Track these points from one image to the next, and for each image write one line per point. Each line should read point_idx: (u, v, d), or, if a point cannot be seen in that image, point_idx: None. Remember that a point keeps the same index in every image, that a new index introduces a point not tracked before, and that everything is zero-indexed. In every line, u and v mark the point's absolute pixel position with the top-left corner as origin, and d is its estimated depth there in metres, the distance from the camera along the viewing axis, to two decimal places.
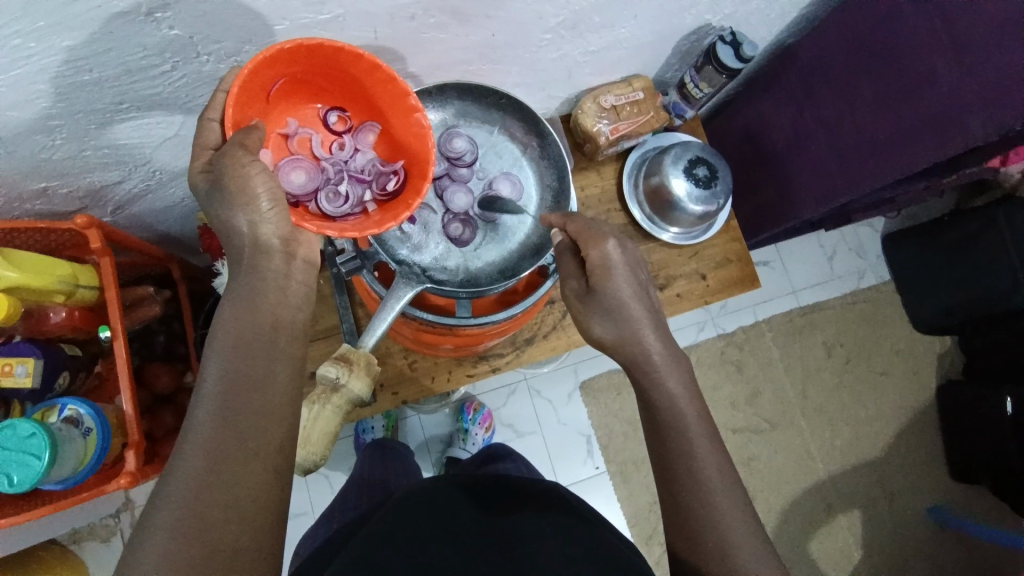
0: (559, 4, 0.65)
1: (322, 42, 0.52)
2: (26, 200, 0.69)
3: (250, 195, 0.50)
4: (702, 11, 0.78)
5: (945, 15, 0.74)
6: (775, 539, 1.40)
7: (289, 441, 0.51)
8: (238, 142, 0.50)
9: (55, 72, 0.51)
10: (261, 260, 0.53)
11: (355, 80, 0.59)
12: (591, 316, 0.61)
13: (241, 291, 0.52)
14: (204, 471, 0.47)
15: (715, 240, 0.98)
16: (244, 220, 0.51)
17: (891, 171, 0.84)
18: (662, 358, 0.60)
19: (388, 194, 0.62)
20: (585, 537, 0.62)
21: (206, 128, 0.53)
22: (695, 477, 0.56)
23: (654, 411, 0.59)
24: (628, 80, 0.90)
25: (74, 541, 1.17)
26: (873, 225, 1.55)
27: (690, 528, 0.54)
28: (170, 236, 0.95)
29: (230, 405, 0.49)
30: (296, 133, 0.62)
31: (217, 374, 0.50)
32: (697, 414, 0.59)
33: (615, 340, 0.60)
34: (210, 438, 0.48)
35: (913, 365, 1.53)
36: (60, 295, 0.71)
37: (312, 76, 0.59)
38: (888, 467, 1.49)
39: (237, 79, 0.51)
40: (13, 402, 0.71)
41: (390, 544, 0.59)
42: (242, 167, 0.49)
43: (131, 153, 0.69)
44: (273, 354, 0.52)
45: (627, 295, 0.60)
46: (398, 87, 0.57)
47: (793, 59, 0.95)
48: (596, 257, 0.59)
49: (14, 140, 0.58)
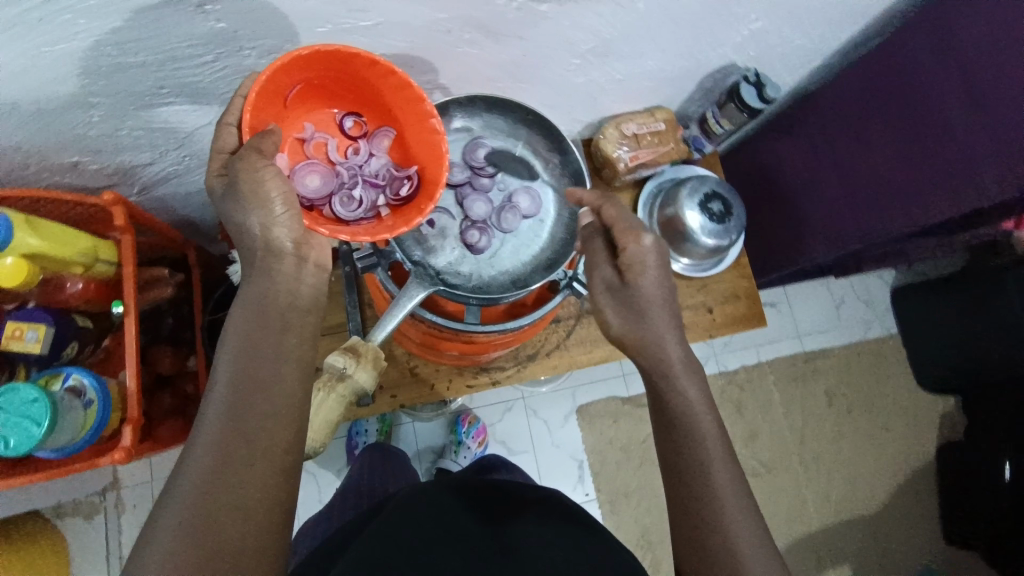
0: (590, 32, 0.67)
1: (339, 49, 0.54)
2: (57, 171, 0.71)
3: (264, 199, 0.52)
4: (728, 51, 0.80)
5: (965, 74, 0.76)
6: (787, 551, 1.40)
7: (296, 442, 0.52)
8: (254, 147, 0.52)
9: (102, 51, 0.53)
10: (273, 263, 0.54)
11: (372, 87, 0.61)
12: (616, 311, 0.62)
13: (250, 290, 0.54)
14: (213, 469, 0.47)
15: (726, 274, 0.98)
16: (257, 222, 0.53)
17: (904, 219, 0.85)
18: (681, 363, 0.60)
19: (401, 199, 0.64)
20: (585, 543, 0.62)
21: (224, 132, 0.54)
22: (707, 487, 0.55)
23: (668, 416, 0.59)
24: (651, 111, 0.92)
25: (56, 516, 1.16)
26: (882, 277, 1.56)
27: (700, 541, 0.53)
28: (190, 222, 0.97)
29: (239, 405, 0.50)
30: (312, 137, 0.65)
31: (228, 374, 0.51)
32: (712, 425, 0.58)
33: (636, 338, 0.61)
34: (218, 437, 0.49)
35: (915, 421, 1.51)
36: (79, 266, 0.72)
37: (329, 80, 0.61)
38: (883, 524, 1.46)
39: (256, 85, 0.53)
40: (18, 366, 0.73)
41: (390, 544, 0.59)
42: (255, 170, 0.51)
43: (164, 136, 0.71)
44: (284, 353, 0.53)
45: (656, 293, 0.61)
46: (412, 93, 0.58)
47: (814, 105, 0.97)
48: (633, 253, 0.60)
49: (54, 112, 0.60)
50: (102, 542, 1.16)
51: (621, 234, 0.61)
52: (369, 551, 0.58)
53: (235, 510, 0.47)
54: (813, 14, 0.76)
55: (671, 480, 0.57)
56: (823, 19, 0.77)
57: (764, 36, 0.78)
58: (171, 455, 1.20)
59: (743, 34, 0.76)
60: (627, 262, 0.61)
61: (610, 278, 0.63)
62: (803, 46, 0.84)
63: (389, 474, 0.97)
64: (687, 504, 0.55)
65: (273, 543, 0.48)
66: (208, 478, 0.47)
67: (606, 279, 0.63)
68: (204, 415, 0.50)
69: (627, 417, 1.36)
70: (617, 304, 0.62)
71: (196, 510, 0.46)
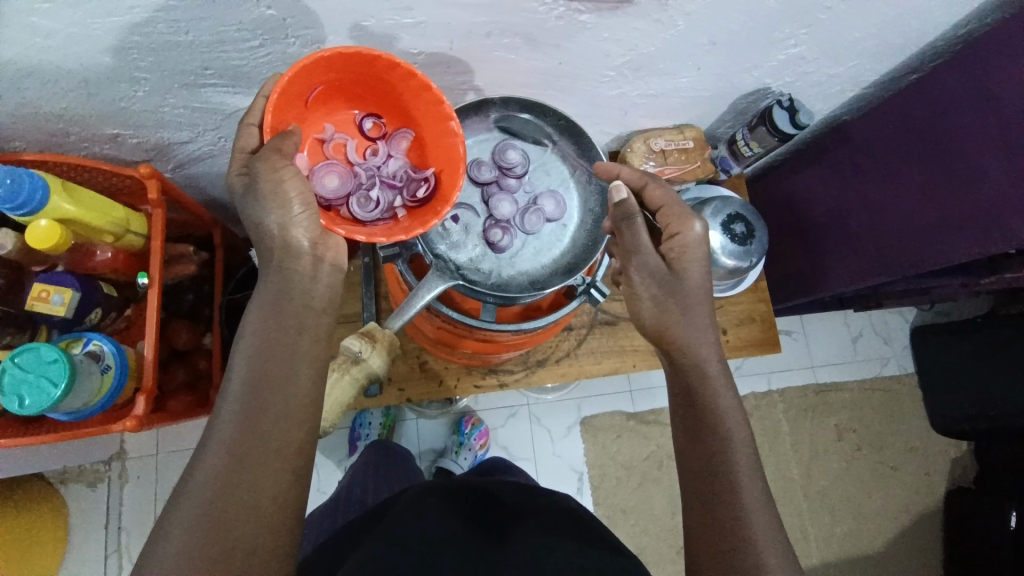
0: (627, 46, 0.68)
1: (360, 50, 0.55)
2: (97, 142, 0.73)
3: (283, 201, 0.54)
4: (763, 75, 0.80)
5: (1000, 117, 0.74)
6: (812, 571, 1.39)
7: (308, 446, 0.54)
8: (274, 147, 0.53)
9: (154, 28, 0.55)
10: (290, 264, 0.56)
11: (393, 88, 0.62)
12: (661, 299, 0.63)
13: (267, 290, 0.55)
14: (226, 469, 0.49)
15: (742, 297, 0.98)
16: (274, 222, 0.54)
17: (930, 258, 0.83)
18: (718, 360, 0.62)
19: (418, 201, 0.65)
20: (593, 538, 0.64)
21: (245, 132, 0.56)
22: (731, 494, 0.54)
23: (702, 414, 0.59)
24: (680, 128, 0.92)
25: (61, 481, 1.18)
26: (902, 315, 1.54)
27: (725, 550, 0.52)
28: (219, 203, 0.99)
29: (252, 405, 0.52)
30: (331, 138, 0.66)
31: (243, 374, 0.53)
32: (744, 431, 0.58)
33: (682, 329, 0.62)
34: (231, 437, 0.50)
35: (925, 464, 1.48)
36: (110, 236, 0.74)
37: (349, 82, 0.62)
38: (884, 567, 1.42)
39: (277, 87, 0.54)
40: (41, 328, 0.75)
41: (397, 544, 0.60)
42: (274, 172, 0.53)
43: (203, 117, 0.73)
44: (302, 357, 0.55)
45: (700, 285, 0.63)
46: (432, 95, 0.59)
47: (846, 138, 0.97)
48: (686, 240, 0.62)
49: (101, 84, 0.62)
50: (103, 509, 1.18)
51: (675, 221, 0.63)
52: (377, 549, 0.59)
53: (246, 509, 0.49)
54: (852, 45, 0.76)
55: (698, 489, 0.56)
56: (861, 49, 0.77)
57: (800, 62, 0.78)
58: (178, 432, 1.22)
59: (780, 58, 0.76)
60: (677, 249, 0.63)
61: (656, 264, 0.62)
62: (839, 75, 0.83)
63: (395, 475, 0.97)
64: (713, 509, 0.54)
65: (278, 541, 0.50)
66: (222, 474, 0.49)
67: (650, 266, 0.62)
68: (219, 406, 0.52)
69: (631, 433, 1.35)
70: (663, 293, 0.63)
71: (208, 504, 0.48)
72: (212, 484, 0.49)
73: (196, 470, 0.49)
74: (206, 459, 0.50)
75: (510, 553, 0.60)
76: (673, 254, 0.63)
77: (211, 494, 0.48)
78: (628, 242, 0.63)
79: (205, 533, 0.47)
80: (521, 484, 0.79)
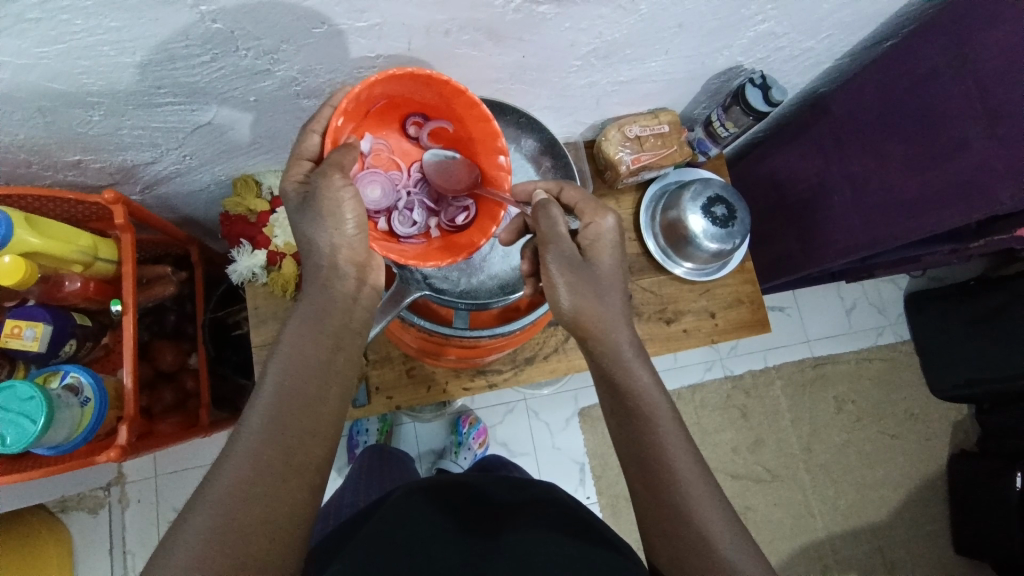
0: (593, 34, 0.66)
1: (432, 74, 0.57)
2: (60, 170, 0.72)
3: (339, 217, 0.55)
4: (736, 53, 0.78)
5: (981, 83, 0.73)
6: (794, 555, 1.38)
7: (326, 465, 0.53)
8: (335, 162, 0.54)
9: (98, 50, 0.53)
10: (335, 281, 0.56)
11: (451, 113, 0.63)
12: (576, 286, 0.58)
13: (305, 310, 0.55)
14: (210, 495, 0.47)
15: (729, 279, 0.97)
16: (327, 242, 0.55)
17: (916, 230, 0.82)
18: (631, 344, 0.59)
19: (455, 226, 0.67)
20: (595, 541, 0.61)
21: (307, 139, 0.57)
22: (665, 470, 0.54)
23: (625, 398, 0.57)
24: (655, 113, 0.90)
25: (61, 510, 1.18)
26: (896, 283, 1.53)
27: (672, 521, 0.52)
28: (193, 219, 0.98)
29: (279, 422, 0.51)
30: (372, 148, 0.65)
31: (272, 393, 0.52)
32: (666, 408, 0.57)
33: (599, 314, 0.58)
34: (253, 458, 0.49)
35: (926, 431, 1.48)
36: (78, 265, 0.73)
37: (408, 101, 0.63)
38: (891, 536, 1.43)
39: (348, 97, 0.56)
40: (18, 364, 0.74)
41: (387, 542, 0.59)
42: (335, 190, 0.54)
43: (166, 136, 0.71)
44: (327, 375, 0.54)
45: (614, 277, 0.60)
46: (489, 128, 0.61)
47: (824, 110, 0.95)
48: (600, 229, 0.60)
49: (53, 111, 0.60)
50: (105, 534, 1.18)
51: (587, 213, 0.61)
52: (369, 545, 0.59)
53: (257, 530, 0.47)
54: (823, 18, 0.74)
55: (638, 474, 0.55)
56: (835, 20, 0.75)
57: (771, 38, 0.76)
58: (180, 452, 1.21)
59: (750, 36, 0.74)
60: (591, 238, 0.60)
61: (571, 251, 0.59)
62: (811, 48, 0.82)
63: (387, 476, 0.96)
64: (658, 488, 0.54)
65: (292, 562, 0.49)
66: (243, 491, 0.48)
67: (565, 253, 0.59)
68: None
69: None
70: (578, 278, 0.58)
71: (225, 524, 0.46)
72: (226, 503, 0.47)
73: (208, 494, 0.48)
74: (220, 478, 0.48)
75: (508, 540, 0.61)
76: (586, 243, 0.60)
77: (224, 519, 0.46)
78: (545, 229, 0.59)
79: (224, 550, 0.46)
80: (524, 479, 0.78)
